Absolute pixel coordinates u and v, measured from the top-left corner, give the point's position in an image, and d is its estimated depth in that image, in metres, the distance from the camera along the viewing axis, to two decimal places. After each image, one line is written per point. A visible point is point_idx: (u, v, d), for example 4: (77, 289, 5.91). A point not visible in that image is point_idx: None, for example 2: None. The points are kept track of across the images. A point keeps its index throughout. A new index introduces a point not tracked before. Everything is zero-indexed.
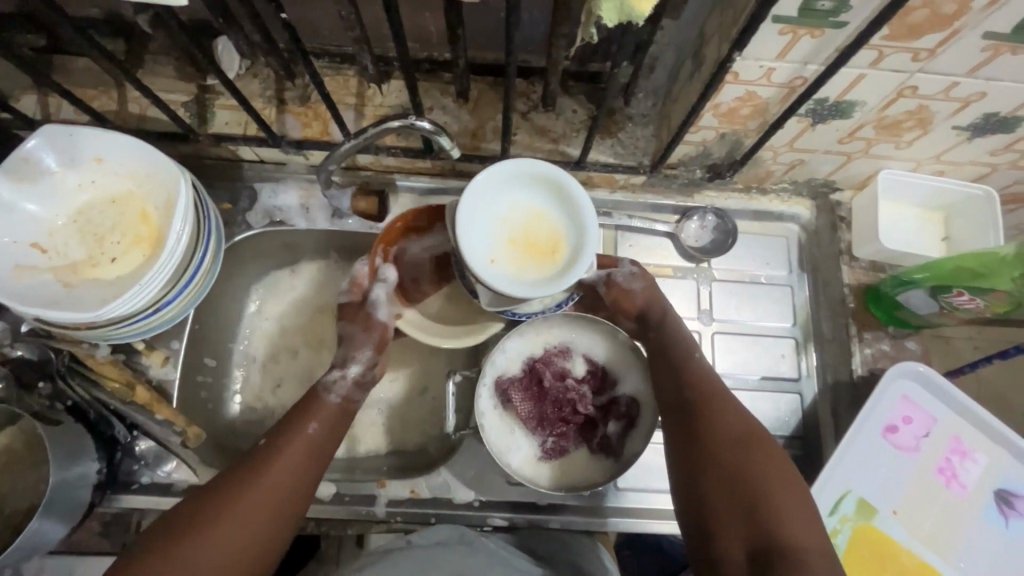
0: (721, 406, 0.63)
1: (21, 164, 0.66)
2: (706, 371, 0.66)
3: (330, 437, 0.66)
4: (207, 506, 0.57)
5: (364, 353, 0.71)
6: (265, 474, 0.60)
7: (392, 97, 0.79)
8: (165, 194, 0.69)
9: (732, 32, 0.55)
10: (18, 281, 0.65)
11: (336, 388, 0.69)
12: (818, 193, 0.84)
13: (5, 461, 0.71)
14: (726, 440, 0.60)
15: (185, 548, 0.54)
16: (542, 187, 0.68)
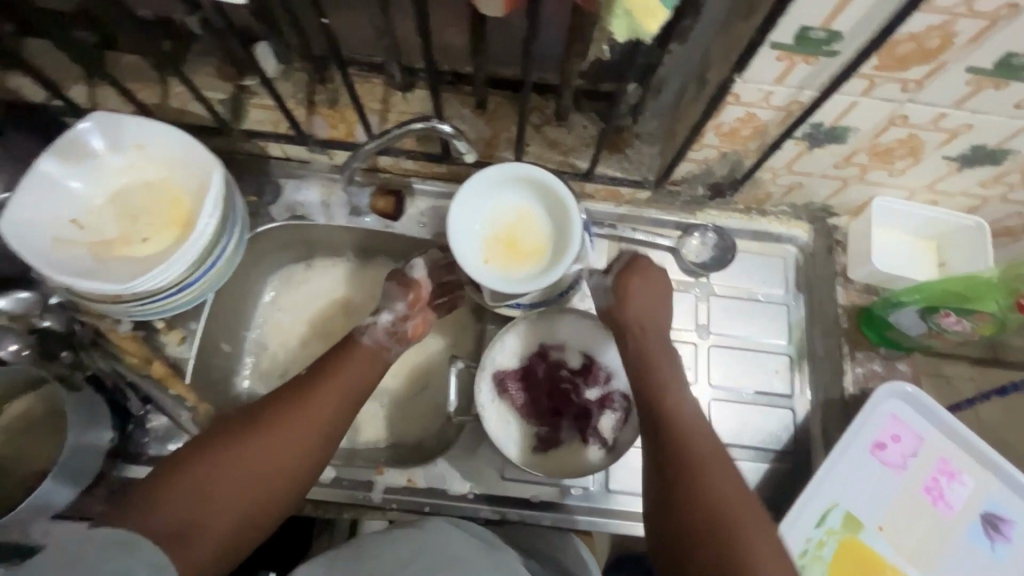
0: (685, 432, 0.61)
1: (71, 144, 0.71)
2: (676, 394, 0.64)
3: (360, 380, 0.69)
4: (252, 423, 0.61)
5: (398, 305, 0.77)
6: (311, 401, 0.64)
7: (414, 105, 0.84)
8: (198, 182, 0.74)
9: (734, 56, 0.60)
10: (55, 252, 0.69)
11: (369, 332, 0.73)
12: (815, 217, 0.88)
13: (25, 424, 0.74)
14: (682, 467, 0.58)
15: (232, 455, 0.58)
16: (487, 193, 0.74)
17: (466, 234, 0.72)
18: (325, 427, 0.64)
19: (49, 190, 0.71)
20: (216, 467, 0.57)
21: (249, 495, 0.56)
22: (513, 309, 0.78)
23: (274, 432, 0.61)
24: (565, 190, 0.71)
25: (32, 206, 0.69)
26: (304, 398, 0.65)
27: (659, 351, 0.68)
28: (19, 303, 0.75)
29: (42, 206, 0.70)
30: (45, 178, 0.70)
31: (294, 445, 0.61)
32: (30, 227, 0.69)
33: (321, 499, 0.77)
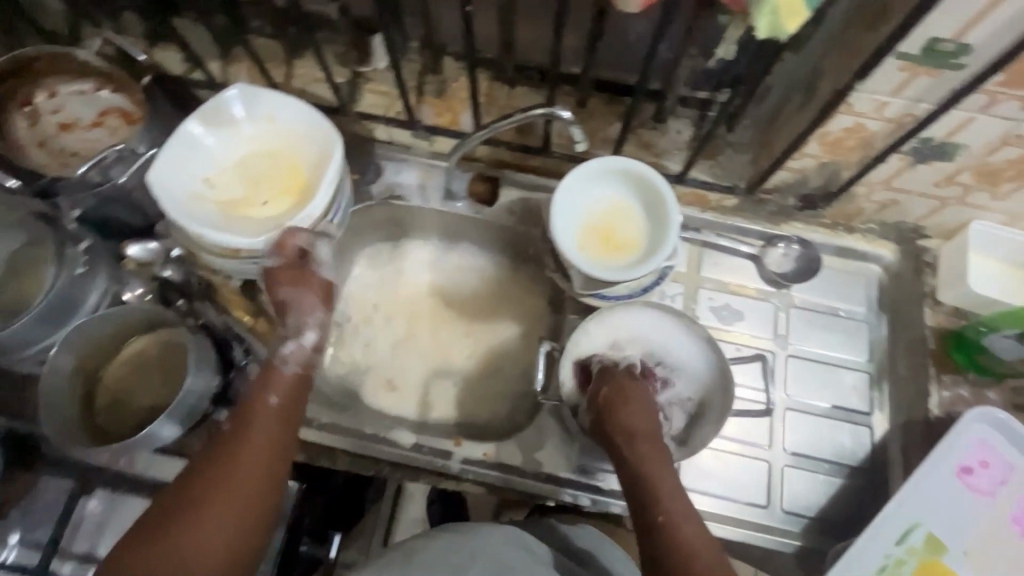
0: (654, 489, 0.59)
1: (215, 109, 0.78)
2: (650, 454, 0.62)
3: (291, 401, 0.67)
4: (195, 488, 0.58)
5: (315, 315, 0.72)
6: (245, 450, 0.60)
7: (517, 99, 0.88)
8: (317, 155, 0.80)
9: (853, 66, 0.62)
10: (189, 204, 0.76)
11: (292, 356, 0.69)
12: (904, 238, 0.87)
13: (137, 364, 0.80)
14: (650, 527, 0.57)
15: (182, 531, 0.55)
16: (584, 184, 0.76)
17: (565, 223, 0.75)
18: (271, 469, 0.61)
19: (190, 150, 0.78)
20: (178, 537, 0.55)
21: (216, 540, 0.55)
22: (597, 299, 0.79)
23: (220, 471, 0.59)
24: (667, 189, 0.74)
25: (175, 162, 0.76)
26: (240, 432, 0.62)
27: (636, 414, 0.65)
28: (146, 253, 0.81)
29: (182, 163, 0.77)
30: (187, 139, 0.77)
31: (245, 477, 0.59)
32: (170, 180, 0.76)
33: (401, 462, 0.81)
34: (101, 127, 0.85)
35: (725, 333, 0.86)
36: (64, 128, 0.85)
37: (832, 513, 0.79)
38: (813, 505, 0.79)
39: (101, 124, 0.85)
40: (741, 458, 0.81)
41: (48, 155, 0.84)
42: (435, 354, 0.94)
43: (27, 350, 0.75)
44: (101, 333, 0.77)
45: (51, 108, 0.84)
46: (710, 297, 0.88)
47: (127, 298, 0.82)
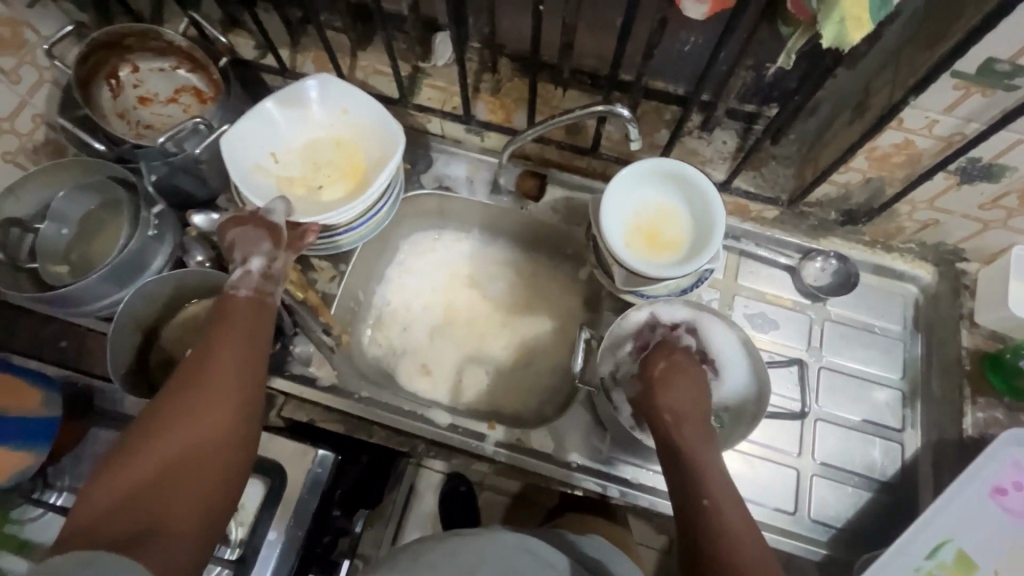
0: (702, 472, 0.58)
1: (292, 91, 0.83)
2: (697, 437, 0.61)
3: (255, 328, 0.63)
4: (156, 427, 0.54)
5: (262, 247, 0.68)
6: (206, 379, 0.57)
7: (568, 101, 0.91)
8: (380, 152, 0.84)
9: (907, 82, 0.64)
10: (252, 175, 0.80)
11: (244, 284, 0.66)
12: (942, 259, 0.88)
13: (190, 327, 0.83)
14: (695, 509, 0.56)
15: (158, 471, 0.51)
16: (636, 183, 0.79)
17: (613, 218, 0.78)
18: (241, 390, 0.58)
19: (262, 125, 0.82)
20: (149, 466, 0.51)
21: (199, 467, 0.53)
22: (637, 297, 0.82)
23: (189, 402, 0.55)
24: (716, 197, 0.76)
25: (247, 135, 0.81)
26: (204, 360, 0.58)
27: (683, 395, 0.64)
28: (209, 223, 0.81)
29: (252, 135, 0.81)
30: (260, 114, 0.82)
31: (221, 404, 0.56)
32: (240, 152, 0.80)
33: (435, 439, 0.83)
34: (176, 104, 0.90)
35: (760, 341, 0.88)
36: (142, 102, 0.90)
37: (860, 526, 0.79)
38: (841, 517, 0.79)
39: (177, 100, 0.90)
40: (770, 464, 0.81)
41: (128, 126, 0.89)
42: (471, 342, 0.96)
43: (92, 305, 0.77)
44: (162, 293, 0.80)
45: (132, 83, 0.90)
46: (746, 304, 0.89)
47: (188, 264, 0.85)
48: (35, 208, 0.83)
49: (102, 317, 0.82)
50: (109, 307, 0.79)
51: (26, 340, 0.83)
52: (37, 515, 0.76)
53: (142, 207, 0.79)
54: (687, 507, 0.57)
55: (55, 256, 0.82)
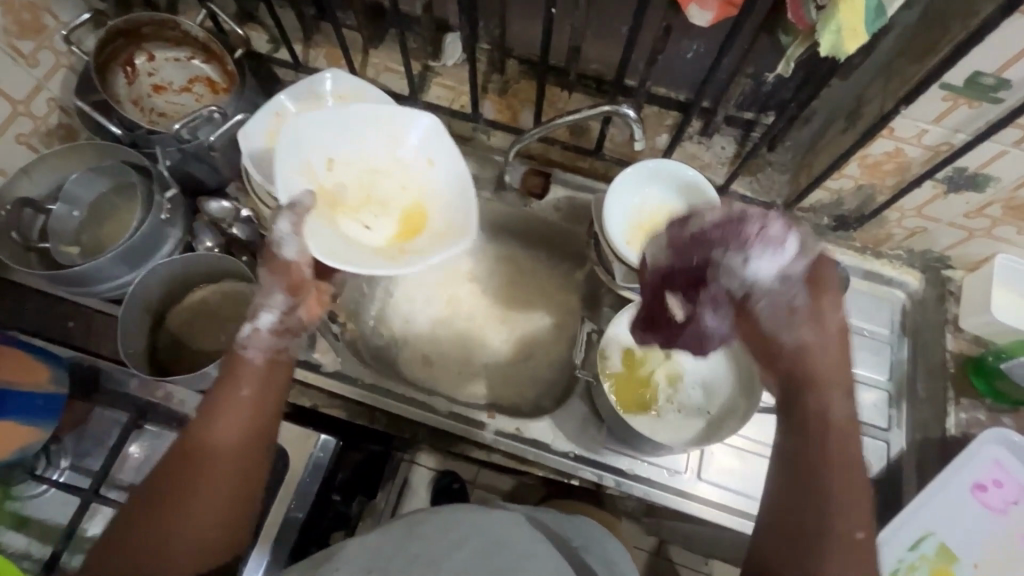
0: (839, 503, 0.51)
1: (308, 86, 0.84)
2: (845, 454, 0.53)
3: (261, 398, 0.57)
4: (151, 515, 0.50)
5: (274, 299, 0.63)
6: (204, 459, 0.52)
7: (573, 104, 0.94)
8: (443, 225, 0.70)
9: (899, 93, 0.67)
10: (292, 171, 0.68)
11: (253, 343, 0.60)
12: (929, 266, 0.91)
13: (198, 310, 0.85)
14: (816, 538, 0.50)
15: (135, 570, 0.48)
16: (633, 183, 0.82)
17: (614, 214, 0.80)
18: (243, 478, 0.53)
19: (348, 119, 0.72)
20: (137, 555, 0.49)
21: (186, 554, 0.50)
22: (634, 293, 0.85)
23: (182, 486, 0.51)
24: (715, 196, 0.79)
25: (327, 120, 0.70)
26: (199, 439, 0.53)
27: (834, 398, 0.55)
28: (220, 209, 0.86)
29: (325, 131, 0.71)
30: (404, 131, 0.73)
31: (215, 489, 0.51)
32: (309, 129, 0.69)
33: (436, 426, 0.85)
34: (190, 93, 0.92)
35: None
36: (156, 90, 0.92)
37: None
38: None
39: (190, 90, 0.92)
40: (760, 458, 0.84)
41: (141, 113, 0.90)
42: None
43: (101, 286, 0.78)
44: (172, 277, 0.82)
45: (146, 71, 0.92)
46: None
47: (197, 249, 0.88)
48: (46, 189, 0.84)
49: (110, 299, 0.83)
50: (119, 288, 0.81)
51: (32, 320, 0.84)
52: (39, 491, 0.77)
53: (155, 191, 0.80)
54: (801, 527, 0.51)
55: (66, 238, 0.83)
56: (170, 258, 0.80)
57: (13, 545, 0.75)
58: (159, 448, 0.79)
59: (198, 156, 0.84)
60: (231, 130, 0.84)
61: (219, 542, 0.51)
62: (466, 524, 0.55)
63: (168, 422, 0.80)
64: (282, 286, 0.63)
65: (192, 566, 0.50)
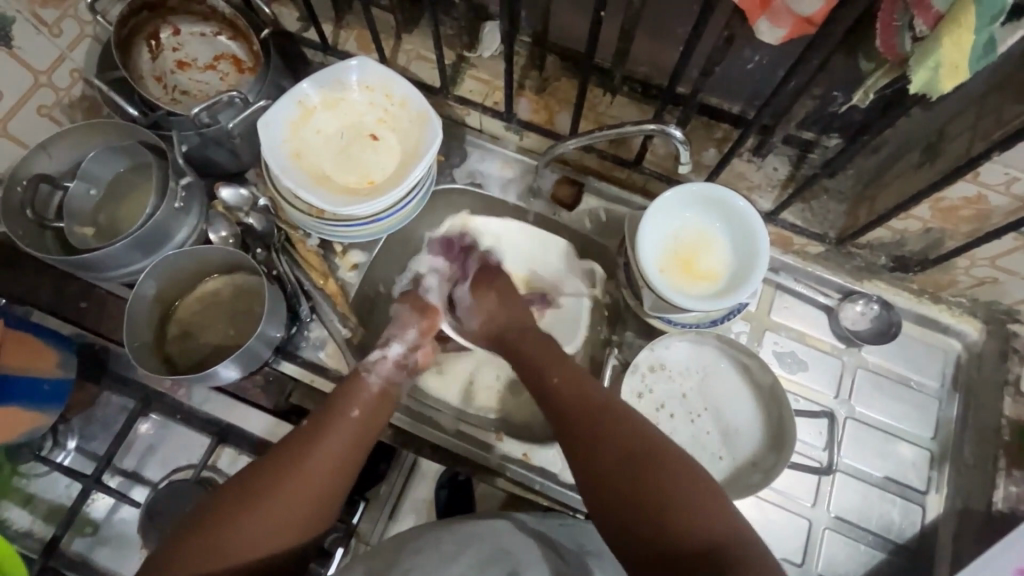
0: (628, 427, 0.62)
1: (333, 77, 0.81)
2: (583, 398, 0.66)
3: (367, 424, 0.70)
4: (256, 492, 0.61)
5: (407, 334, 0.80)
6: (311, 464, 0.64)
7: (615, 109, 0.87)
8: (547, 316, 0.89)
9: (993, 134, 0.59)
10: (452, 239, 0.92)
11: (377, 368, 0.75)
12: (994, 317, 0.82)
13: (209, 302, 0.83)
14: (615, 456, 0.60)
15: (242, 514, 0.60)
16: (679, 201, 0.75)
17: (646, 238, 0.74)
18: (337, 469, 0.65)
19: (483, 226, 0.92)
20: (229, 528, 0.59)
21: (267, 527, 0.60)
22: (663, 323, 0.78)
23: (287, 478, 0.62)
24: (761, 229, 0.72)
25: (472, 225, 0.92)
26: (309, 442, 0.65)
27: (553, 369, 0.72)
28: (237, 198, 0.84)
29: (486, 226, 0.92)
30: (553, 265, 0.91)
31: (307, 486, 0.63)
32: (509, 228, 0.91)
33: (440, 445, 0.82)
34: (214, 71, 0.88)
35: (788, 383, 0.84)
36: (180, 66, 0.88)
37: None
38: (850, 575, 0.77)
39: (214, 68, 0.88)
40: (783, 512, 0.79)
41: (163, 90, 0.87)
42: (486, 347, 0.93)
43: (115, 272, 0.76)
44: (185, 266, 0.79)
45: (171, 46, 0.88)
46: (776, 341, 0.85)
47: (211, 238, 0.85)
48: (65, 166, 0.81)
49: (124, 284, 0.81)
50: (132, 273, 0.78)
51: (46, 298, 0.82)
52: (43, 472, 0.79)
53: (171, 177, 0.77)
54: (633, 460, 0.59)
55: (83, 218, 0.81)
56: (182, 248, 0.77)
57: (16, 523, 0.77)
58: (165, 438, 0.82)
59: (218, 141, 0.80)
60: (251, 116, 0.80)
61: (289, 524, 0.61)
62: (457, 541, 0.57)
63: (174, 414, 0.81)
64: (416, 329, 0.81)
65: (275, 538, 0.60)
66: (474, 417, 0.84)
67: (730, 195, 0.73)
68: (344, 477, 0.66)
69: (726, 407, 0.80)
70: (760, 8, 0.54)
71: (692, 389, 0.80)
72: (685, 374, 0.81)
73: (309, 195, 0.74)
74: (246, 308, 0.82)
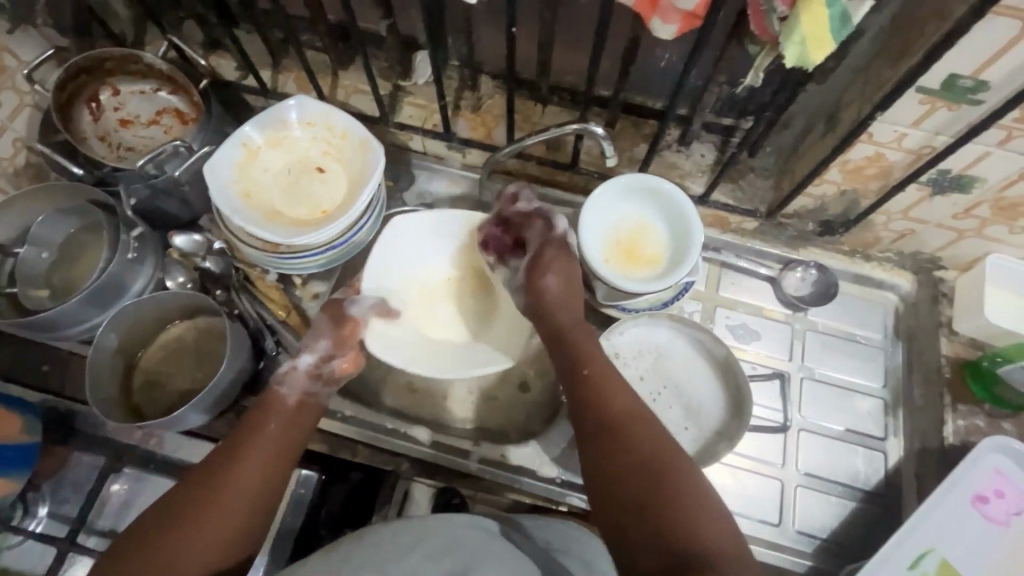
0: (636, 433, 0.57)
1: (275, 117, 0.84)
2: (601, 399, 0.61)
3: (287, 431, 0.64)
4: (185, 510, 0.54)
5: (320, 344, 0.74)
6: (242, 470, 0.57)
7: (547, 117, 0.91)
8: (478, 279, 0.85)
9: (875, 97, 0.65)
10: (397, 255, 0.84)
11: (288, 380, 0.69)
12: (921, 267, 0.88)
13: (173, 348, 0.83)
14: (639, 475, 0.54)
15: (180, 527, 0.53)
16: (607, 187, 0.79)
17: (586, 231, 0.78)
18: (265, 484, 0.58)
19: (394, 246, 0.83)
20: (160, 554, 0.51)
21: (203, 543, 0.53)
22: (619, 311, 0.82)
23: (222, 486, 0.56)
24: (692, 210, 0.77)
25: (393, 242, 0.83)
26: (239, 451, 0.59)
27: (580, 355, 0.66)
28: (191, 244, 0.85)
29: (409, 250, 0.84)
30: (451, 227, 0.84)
31: (246, 492, 0.56)
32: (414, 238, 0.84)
33: (418, 457, 0.84)
34: (157, 125, 0.91)
35: (743, 353, 0.88)
36: (124, 124, 0.90)
37: (845, 535, 0.80)
38: (826, 527, 0.80)
39: (158, 122, 0.91)
40: (755, 476, 0.82)
41: (108, 149, 0.89)
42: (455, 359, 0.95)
43: (72, 329, 0.77)
44: (145, 315, 0.80)
45: (112, 106, 0.90)
46: (728, 316, 0.89)
47: (168, 285, 0.86)
48: (15, 232, 0.82)
49: (84, 341, 0.81)
50: (90, 329, 0.79)
51: (6, 366, 0.82)
52: (15, 543, 0.77)
53: (121, 230, 0.78)
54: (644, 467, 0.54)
55: (36, 281, 0.82)
56: (139, 298, 0.78)
57: None
58: (141, 490, 0.81)
59: (167, 190, 0.83)
60: (197, 162, 0.83)
61: (230, 538, 0.54)
62: (406, 531, 0.58)
63: (146, 465, 0.81)
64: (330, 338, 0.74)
65: (211, 549, 0.53)
66: (450, 427, 0.85)
67: (648, 180, 0.79)
68: (280, 476, 0.61)
69: (685, 384, 0.83)
70: (650, 8, 0.60)
71: (650, 370, 0.83)
72: (643, 355, 0.83)
73: (261, 231, 0.76)
74: (208, 349, 0.83)
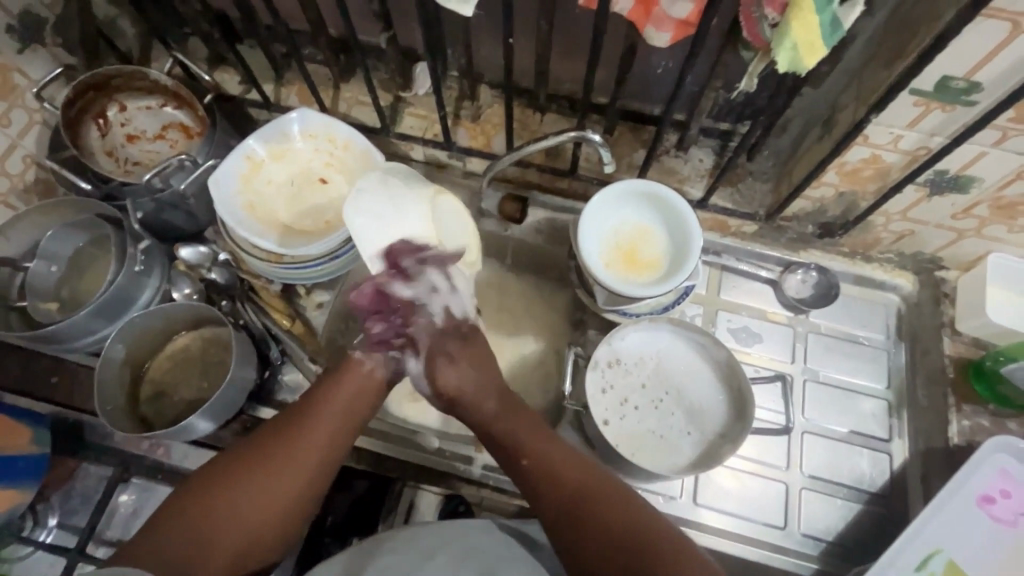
0: (603, 517, 0.58)
1: (278, 130, 0.86)
2: (562, 492, 0.60)
3: (356, 408, 0.66)
4: (251, 466, 0.59)
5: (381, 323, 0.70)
6: (304, 441, 0.61)
7: (546, 125, 0.93)
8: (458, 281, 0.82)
9: (870, 100, 0.66)
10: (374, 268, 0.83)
11: (365, 351, 0.69)
12: (922, 268, 0.88)
13: (180, 359, 0.84)
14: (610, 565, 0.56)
15: (242, 484, 0.58)
16: (603, 196, 0.80)
17: (584, 238, 0.79)
18: (326, 458, 0.62)
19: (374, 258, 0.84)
20: (221, 508, 0.56)
21: (259, 503, 0.57)
22: (620, 315, 0.83)
23: (286, 453, 0.60)
24: (691, 215, 0.78)
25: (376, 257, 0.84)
26: (307, 421, 0.63)
27: (529, 444, 0.64)
28: (196, 256, 0.84)
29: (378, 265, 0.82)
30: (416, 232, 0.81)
31: (306, 464, 0.60)
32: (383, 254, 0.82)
33: (421, 464, 0.84)
34: (163, 140, 0.92)
35: (745, 356, 0.88)
36: (130, 139, 0.92)
37: (851, 538, 0.80)
38: (831, 530, 0.80)
39: (164, 137, 0.92)
40: (759, 479, 0.82)
41: (116, 164, 0.91)
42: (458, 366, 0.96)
43: (81, 342, 0.78)
44: (152, 326, 0.81)
45: (119, 122, 0.92)
46: (730, 319, 0.90)
47: (173, 296, 0.87)
48: (25, 247, 0.84)
49: (93, 353, 0.82)
50: (99, 341, 0.80)
51: (15, 380, 0.83)
52: (27, 553, 0.79)
53: (128, 243, 0.80)
54: (625, 548, 0.56)
55: (46, 295, 0.83)
56: (146, 310, 0.79)
57: None
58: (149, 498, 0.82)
59: (173, 204, 0.84)
60: (202, 176, 0.84)
61: (284, 506, 0.58)
62: (433, 538, 0.63)
63: (154, 475, 0.82)
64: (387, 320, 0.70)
65: (265, 512, 0.57)
66: (455, 434, 0.85)
67: (643, 185, 0.79)
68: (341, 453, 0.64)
69: (687, 388, 0.83)
70: (644, 16, 0.61)
71: (652, 375, 0.83)
72: (645, 359, 0.84)
73: (265, 243, 0.77)
74: (214, 359, 0.84)
